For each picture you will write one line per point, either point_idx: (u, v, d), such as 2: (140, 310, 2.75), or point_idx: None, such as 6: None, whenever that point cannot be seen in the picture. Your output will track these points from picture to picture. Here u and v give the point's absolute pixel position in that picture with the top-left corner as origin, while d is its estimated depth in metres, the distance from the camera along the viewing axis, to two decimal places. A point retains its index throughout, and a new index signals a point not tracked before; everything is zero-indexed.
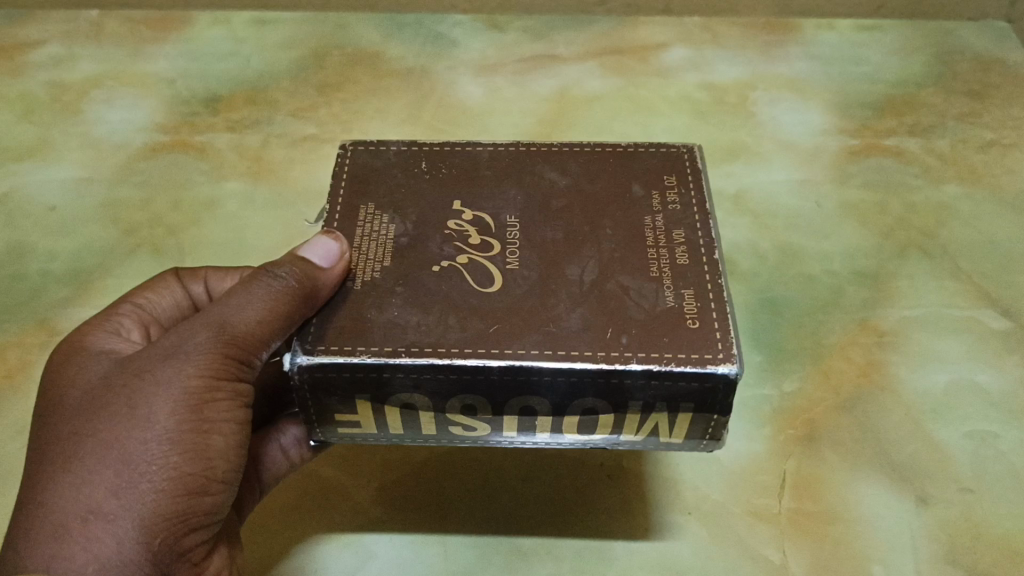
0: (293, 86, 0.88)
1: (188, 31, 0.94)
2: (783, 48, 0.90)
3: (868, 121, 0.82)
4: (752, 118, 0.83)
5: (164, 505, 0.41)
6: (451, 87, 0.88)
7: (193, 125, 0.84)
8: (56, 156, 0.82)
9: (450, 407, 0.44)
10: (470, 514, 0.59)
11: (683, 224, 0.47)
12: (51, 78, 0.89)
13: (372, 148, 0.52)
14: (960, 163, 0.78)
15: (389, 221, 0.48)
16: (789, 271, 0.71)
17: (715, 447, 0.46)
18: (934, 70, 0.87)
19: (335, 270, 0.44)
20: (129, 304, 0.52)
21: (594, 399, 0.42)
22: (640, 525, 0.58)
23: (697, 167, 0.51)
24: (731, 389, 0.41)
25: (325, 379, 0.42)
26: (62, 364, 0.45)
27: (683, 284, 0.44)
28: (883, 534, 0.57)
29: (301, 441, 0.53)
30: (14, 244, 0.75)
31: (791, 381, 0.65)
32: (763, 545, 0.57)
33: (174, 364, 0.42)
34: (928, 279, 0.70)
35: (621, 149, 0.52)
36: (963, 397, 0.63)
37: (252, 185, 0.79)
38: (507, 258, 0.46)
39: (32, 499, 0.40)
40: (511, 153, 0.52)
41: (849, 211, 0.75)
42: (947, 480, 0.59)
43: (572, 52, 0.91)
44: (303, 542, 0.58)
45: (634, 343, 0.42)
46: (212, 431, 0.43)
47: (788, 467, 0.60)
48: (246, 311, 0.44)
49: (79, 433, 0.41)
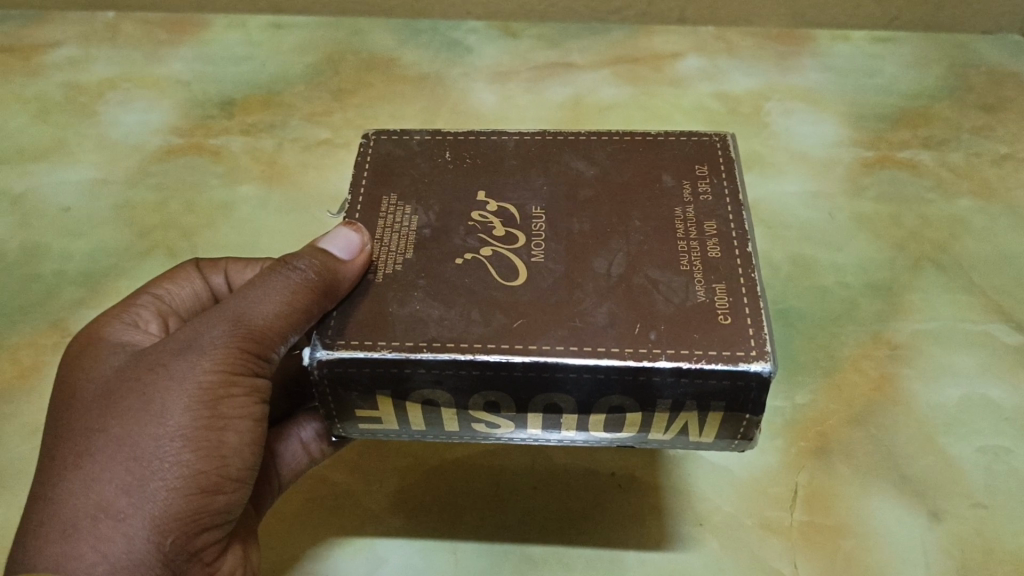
0: (308, 91, 0.88)
1: (203, 34, 0.94)
2: (798, 58, 0.90)
3: (882, 133, 0.82)
4: (766, 128, 0.83)
5: (176, 503, 0.40)
6: (465, 94, 0.88)
7: (208, 128, 0.84)
8: (71, 157, 0.82)
9: (473, 404, 0.44)
10: (484, 520, 0.59)
11: (714, 215, 0.47)
12: (68, 79, 0.90)
13: (397, 137, 0.52)
14: (973, 177, 0.78)
15: (412, 212, 0.48)
16: (802, 282, 0.71)
17: (746, 447, 0.45)
18: (948, 83, 0.87)
19: (355, 263, 0.44)
20: (149, 295, 0.52)
21: (620, 397, 0.42)
22: (654, 534, 0.58)
23: (730, 156, 0.50)
24: (763, 387, 0.41)
25: (345, 375, 0.42)
26: (79, 355, 0.46)
27: (714, 278, 0.44)
28: (895, 548, 0.57)
29: (321, 435, 0.53)
30: (29, 245, 0.75)
31: (803, 393, 0.64)
32: (774, 557, 0.57)
33: (189, 358, 0.42)
34: (942, 292, 0.70)
35: (651, 137, 0.52)
36: (976, 412, 0.63)
37: (266, 189, 0.79)
38: (532, 250, 0.46)
39: (45, 494, 0.40)
40: (537, 142, 0.52)
41: (863, 223, 0.75)
42: (960, 496, 0.59)
43: (586, 59, 0.91)
44: (319, 545, 0.58)
45: (663, 338, 0.41)
46: (227, 428, 0.43)
47: (800, 480, 0.60)
48: (263, 303, 0.43)
49: (92, 429, 0.41)
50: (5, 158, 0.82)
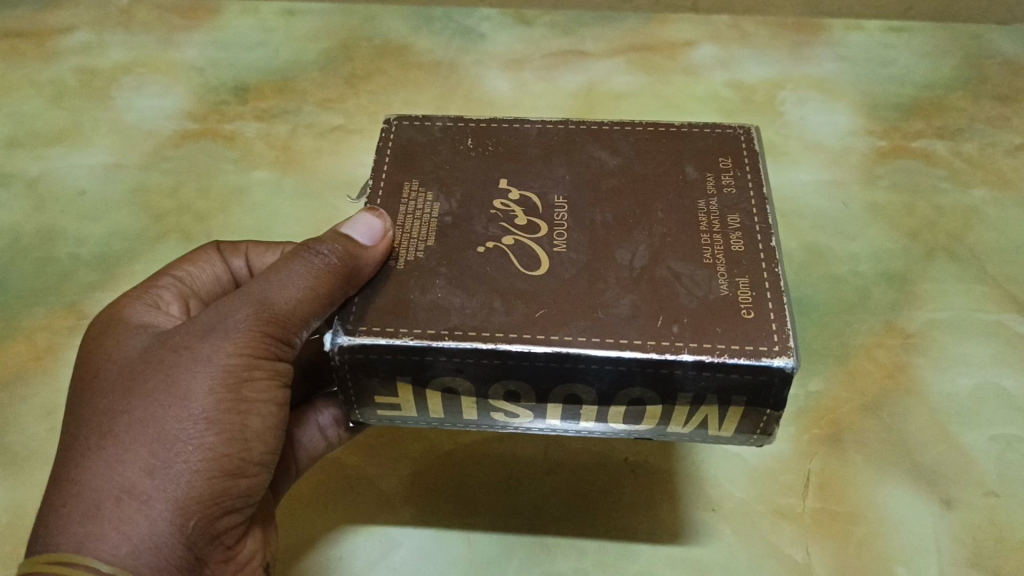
0: (322, 77, 0.88)
1: (217, 20, 0.95)
2: (812, 48, 0.90)
3: (896, 123, 0.82)
4: (780, 117, 0.83)
5: (199, 486, 0.41)
6: (478, 81, 0.88)
7: (221, 113, 0.84)
8: (86, 142, 0.83)
9: (494, 393, 0.44)
10: (500, 508, 0.59)
11: (737, 208, 0.47)
12: (82, 63, 0.90)
13: (418, 123, 0.52)
14: (987, 167, 0.78)
15: (434, 199, 0.48)
16: (815, 270, 0.71)
17: (765, 442, 0.46)
18: (964, 73, 0.86)
19: (378, 249, 0.44)
20: (170, 277, 0.52)
21: (641, 389, 0.42)
22: (670, 525, 0.58)
23: (754, 149, 0.50)
24: (785, 383, 0.41)
25: (366, 361, 0.43)
26: (101, 335, 0.46)
27: (737, 271, 0.44)
28: (906, 535, 0.57)
29: (338, 421, 0.54)
30: (44, 228, 0.76)
31: (817, 380, 0.65)
32: (787, 544, 0.57)
33: (213, 341, 0.43)
34: (956, 282, 0.70)
35: (674, 129, 0.52)
36: (989, 401, 0.63)
37: (280, 174, 0.79)
38: (555, 240, 0.46)
39: (67, 475, 0.40)
40: (560, 131, 0.52)
41: (876, 213, 0.75)
42: (972, 484, 0.59)
43: (599, 47, 0.91)
44: (336, 529, 0.58)
45: (686, 331, 0.41)
46: (250, 412, 0.43)
47: (812, 467, 0.60)
48: (286, 288, 0.44)
49: (116, 410, 0.41)
50: (20, 142, 0.82)
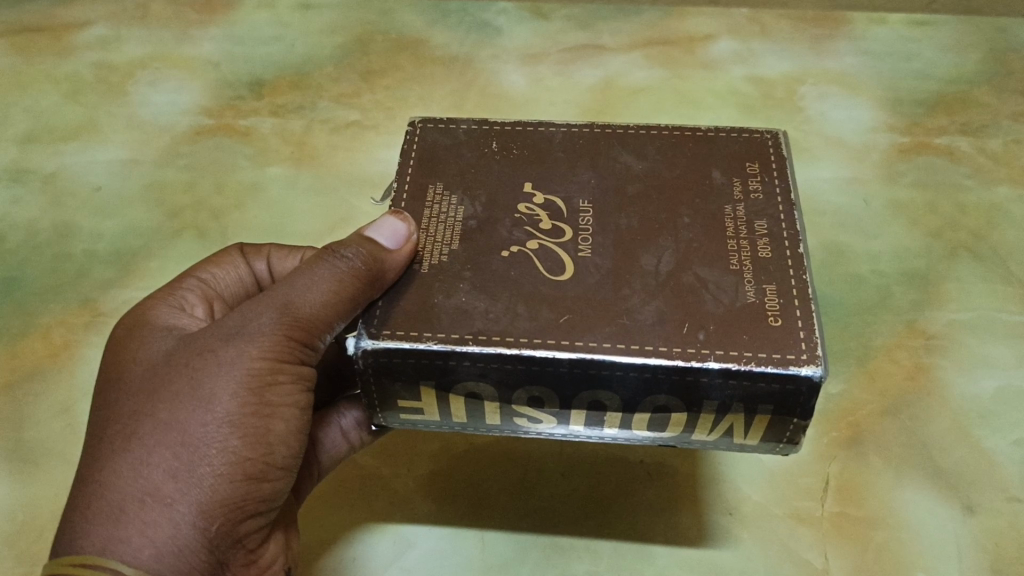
0: (338, 72, 0.87)
1: (233, 14, 0.94)
2: (833, 42, 0.89)
3: (919, 119, 0.81)
4: (801, 112, 0.82)
5: (222, 489, 0.41)
6: (495, 76, 0.87)
7: (237, 109, 0.84)
8: (102, 137, 0.82)
9: (517, 398, 0.43)
10: (518, 509, 0.59)
11: (765, 214, 0.46)
12: (99, 59, 0.89)
13: (443, 125, 0.52)
14: (1012, 164, 0.77)
15: (458, 203, 0.48)
16: (836, 270, 0.70)
17: (791, 451, 0.45)
18: (989, 69, 0.85)
19: (401, 252, 0.44)
20: (194, 278, 0.52)
21: (666, 397, 0.42)
22: (690, 529, 0.58)
23: (782, 154, 0.50)
24: (813, 392, 0.40)
25: (388, 365, 0.42)
26: (126, 336, 0.46)
27: (765, 278, 0.43)
28: (927, 540, 0.57)
29: (360, 424, 0.53)
30: (60, 224, 0.76)
31: (837, 381, 0.64)
32: (805, 548, 0.57)
33: (237, 345, 0.42)
34: (978, 282, 0.69)
35: (701, 132, 0.51)
36: (1012, 404, 0.63)
37: (295, 170, 0.79)
38: (579, 244, 0.45)
39: (92, 477, 0.40)
40: (585, 134, 0.52)
41: (898, 211, 0.74)
42: (994, 489, 0.59)
43: (617, 42, 0.90)
44: (354, 530, 0.58)
45: (712, 339, 0.41)
46: (274, 416, 0.43)
47: (832, 470, 0.60)
48: (311, 292, 0.43)
49: (140, 413, 0.41)
50: (36, 138, 0.82)
